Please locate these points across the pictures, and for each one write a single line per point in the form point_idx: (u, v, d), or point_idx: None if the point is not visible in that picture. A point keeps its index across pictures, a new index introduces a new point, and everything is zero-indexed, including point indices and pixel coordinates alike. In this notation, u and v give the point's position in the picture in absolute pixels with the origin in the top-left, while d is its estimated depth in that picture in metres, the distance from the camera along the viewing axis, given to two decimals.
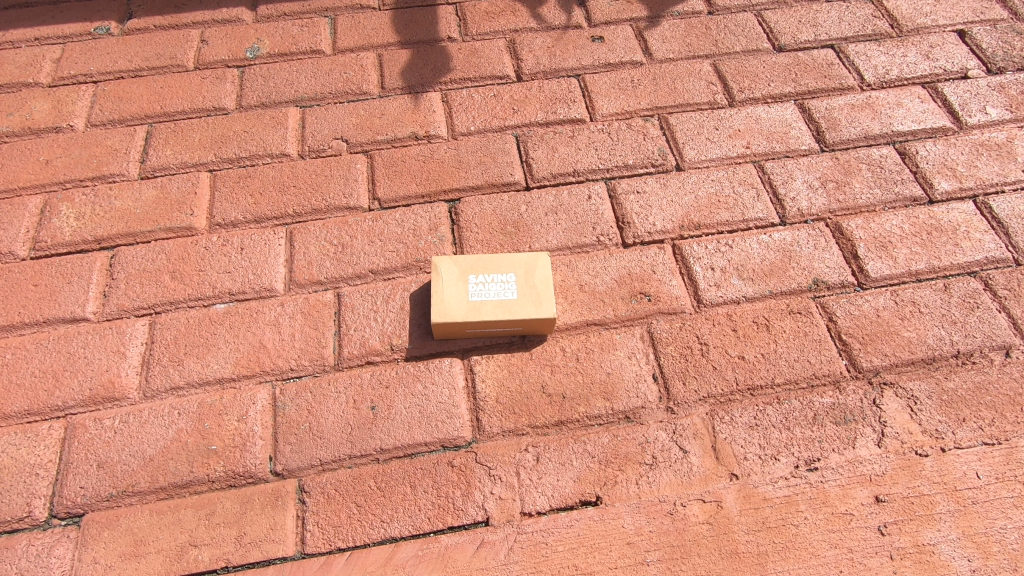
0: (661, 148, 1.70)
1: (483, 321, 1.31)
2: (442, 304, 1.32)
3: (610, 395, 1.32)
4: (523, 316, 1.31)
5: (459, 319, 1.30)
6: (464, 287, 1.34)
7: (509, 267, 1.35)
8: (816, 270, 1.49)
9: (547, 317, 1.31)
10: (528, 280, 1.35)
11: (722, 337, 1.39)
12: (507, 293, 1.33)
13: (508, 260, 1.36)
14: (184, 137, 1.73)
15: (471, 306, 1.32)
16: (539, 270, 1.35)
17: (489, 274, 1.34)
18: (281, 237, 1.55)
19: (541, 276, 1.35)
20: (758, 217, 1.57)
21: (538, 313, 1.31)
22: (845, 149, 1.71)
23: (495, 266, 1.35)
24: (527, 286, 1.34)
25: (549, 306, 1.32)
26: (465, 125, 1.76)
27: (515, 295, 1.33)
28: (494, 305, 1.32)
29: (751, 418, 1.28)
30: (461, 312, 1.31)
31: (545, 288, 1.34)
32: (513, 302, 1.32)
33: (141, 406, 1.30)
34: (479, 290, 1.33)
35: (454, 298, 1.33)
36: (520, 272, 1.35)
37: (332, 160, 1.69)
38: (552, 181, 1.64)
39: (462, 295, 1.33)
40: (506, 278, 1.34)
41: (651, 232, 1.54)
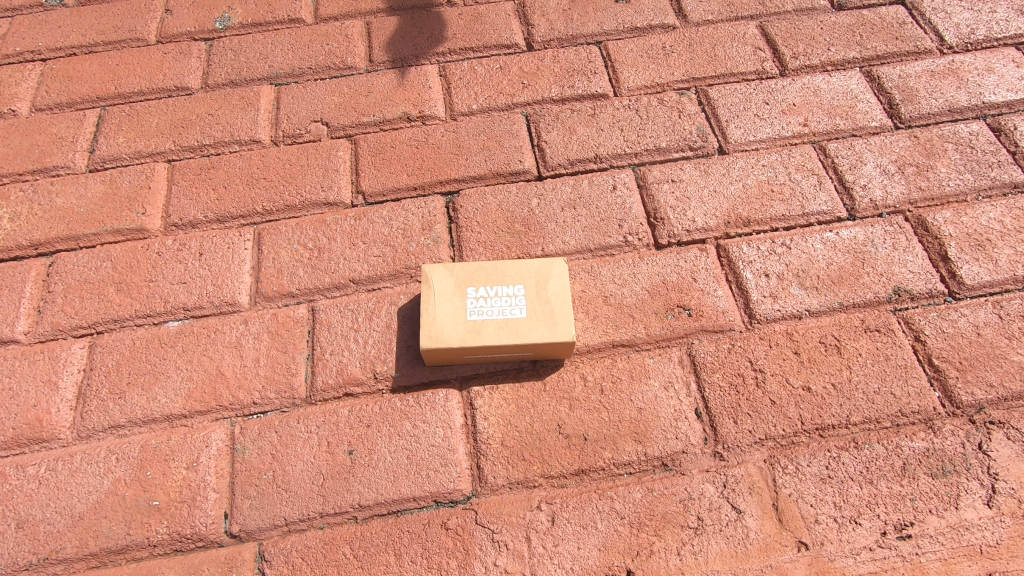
0: (700, 127, 1.42)
1: (483, 348, 1.05)
2: (434, 325, 1.07)
3: (642, 437, 1.06)
4: (534, 339, 1.06)
5: (456, 346, 1.05)
6: (461, 303, 1.08)
7: (517, 277, 1.10)
8: (895, 276, 1.20)
9: (564, 343, 1.06)
10: (539, 294, 1.09)
11: (781, 363, 1.12)
12: (514, 310, 1.08)
13: (515, 269, 1.11)
14: (138, 122, 1.48)
15: (470, 328, 1.06)
16: (553, 280, 1.10)
17: (493, 286, 1.09)
18: (247, 240, 1.30)
19: (556, 286, 1.09)
20: (821, 211, 1.29)
21: (552, 338, 1.06)
22: (924, 125, 1.41)
23: (500, 277, 1.10)
24: (539, 302, 1.09)
25: (565, 326, 1.07)
26: (466, 103, 1.49)
27: (525, 312, 1.07)
28: (499, 326, 1.07)
29: (822, 469, 1.02)
30: (459, 336, 1.06)
31: (562, 303, 1.08)
32: (521, 322, 1.07)
33: (73, 450, 1.08)
34: (479, 307, 1.08)
35: (449, 318, 1.07)
36: (531, 284, 1.10)
37: (309, 147, 1.44)
38: (569, 169, 1.37)
39: (459, 313, 1.08)
40: (513, 290, 1.09)
41: (690, 230, 1.27)
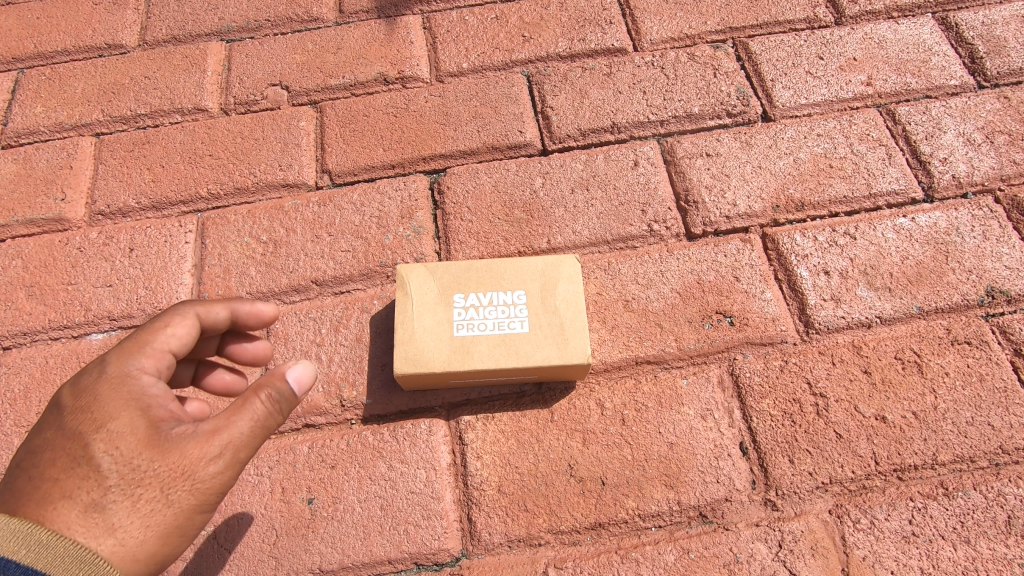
0: (739, 88, 1.16)
1: (475, 371, 0.83)
2: (412, 342, 0.84)
3: (676, 481, 0.85)
4: (539, 359, 0.83)
5: (441, 368, 0.83)
6: (447, 313, 0.86)
7: (518, 279, 0.88)
8: (987, 272, 0.97)
9: (578, 363, 0.83)
10: (546, 301, 0.86)
11: (848, 385, 0.89)
12: (514, 321, 0.85)
13: (515, 270, 0.88)
14: (62, 87, 1.23)
15: (458, 346, 0.84)
16: (562, 283, 0.87)
17: (487, 292, 0.87)
18: (188, 231, 1.07)
19: (566, 291, 0.87)
20: (891, 191, 1.04)
21: (563, 358, 0.83)
22: (1014, 83, 1.15)
23: (496, 280, 0.88)
24: (544, 312, 0.86)
25: (578, 344, 0.84)
26: (455, 61, 1.23)
27: (527, 325, 0.85)
28: (495, 343, 0.84)
29: (904, 524, 0.81)
30: (444, 356, 0.83)
31: (574, 312, 0.86)
32: (523, 337, 0.84)
33: None
34: (470, 318, 0.85)
35: (431, 332, 0.84)
36: (534, 289, 0.87)
37: (265, 116, 1.19)
38: (580, 141, 1.12)
39: (444, 326, 0.85)
40: (513, 297, 0.87)
41: (730, 217, 1.03)
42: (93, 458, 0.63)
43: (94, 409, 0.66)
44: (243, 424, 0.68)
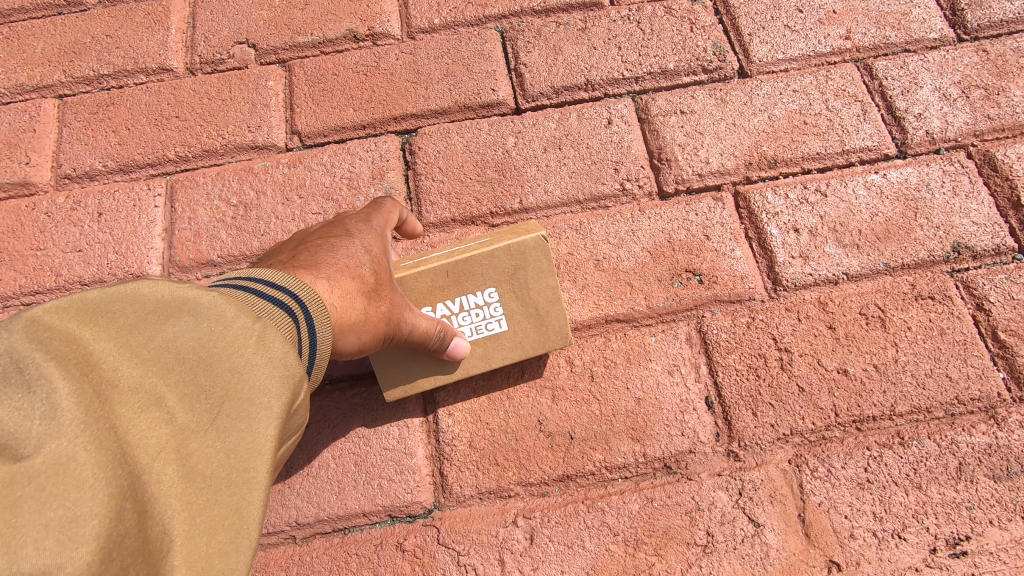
0: (716, 43, 1.14)
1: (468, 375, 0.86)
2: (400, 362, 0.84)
3: (641, 434, 0.87)
4: (523, 353, 0.86)
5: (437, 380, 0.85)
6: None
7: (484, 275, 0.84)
8: (955, 229, 0.98)
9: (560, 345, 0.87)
10: (519, 296, 0.85)
11: (812, 340, 0.91)
12: (491, 321, 0.85)
13: (479, 267, 0.84)
14: (21, 47, 1.19)
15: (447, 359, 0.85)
16: (531, 272, 0.84)
17: (456, 296, 0.84)
18: (156, 195, 1.06)
19: (535, 278, 0.84)
20: (865, 147, 1.04)
21: (546, 344, 0.86)
22: (993, 36, 1.14)
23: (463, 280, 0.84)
24: (519, 307, 0.85)
25: (556, 331, 0.86)
26: (427, 17, 1.20)
27: (507, 323, 0.85)
28: (480, 347, 0.85)
29: (859, 472, 0.84)
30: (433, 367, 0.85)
31: (548, 298, 0.85)
32: (506, 335, 0.86)
33: None
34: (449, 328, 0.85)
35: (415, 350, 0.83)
36: (504, 284, 0.84)
37: (232, 76, 1.16)
38: (553, 100, 1.11)
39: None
40: (485, 296, 0.84)
41: (702, 175, 1.03)
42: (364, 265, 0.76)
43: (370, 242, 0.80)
44: (428, 323, 0.80)
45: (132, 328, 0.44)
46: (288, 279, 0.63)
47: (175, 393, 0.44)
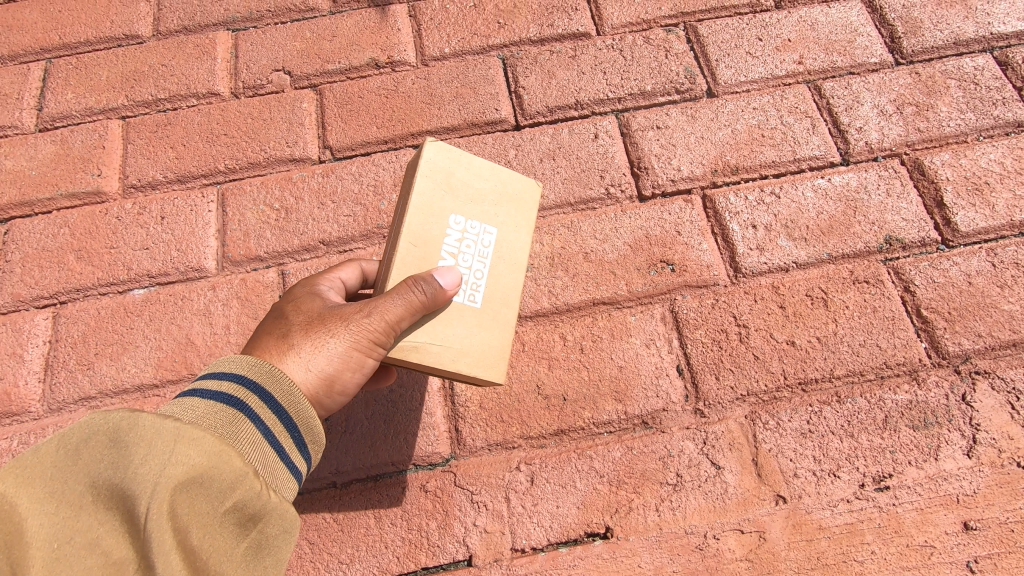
0: (688, 67, 1.33)
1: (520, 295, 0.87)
2: (455, 355, 0.81)
3: (623, 395, 1.05)
4: (521, 219, 0.89)
5: (508, 321, 0.86)
6: (453, 306, 0.83)
7: (439, 218, 0.84)
8: (888, 224, 1.16)
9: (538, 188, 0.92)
10: (476, 202, 0.87)
11: (766, 317, 1.09)
12: (483, 234, 0.86)
13: (423, 215, 0.83)
14: (88, 75, 1.38)
15: (491, 302, 0.85)
16: (453, 176, 0.86)
17: (439, 253, 0.83)
18: (210, 201, 1.24)
19: (472, 181, 0.87)
20: (813, 156, 1.22)
21: (532, 201, 0.91)
22: (926, 60, 1.32)
23: (430, 240, 0.84)
24: (481, 204, 0.87)
25: (516, 187, 0.90)
26: (438, 46, 1.38)
27: (496, 222, 0.88)
28: (501, 261, 0.87)
29: (803, 424, 1.01)
30: (490, 325, 0.84)
31: (494, 180, 0.89)
32: (503, 233, 0.88)
33: (46, 422, 1.07)
34: (468, 282, 0.84)
35: (456, 323, 0.83)
36: (456, 205, 0.85)
37: (271, 99, 1.34)
38: (548, 117, 1.29)
39: (462, 312, 0.83)
40: (454, 228, 0.85)
41: (675, 180, 1.21)
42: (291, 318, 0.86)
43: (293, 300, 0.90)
44: (397, 300, 0.77)
45: (60, 493, 0.53)
46: (232, 389, 0.70)
47: (109, 531, 0.52)
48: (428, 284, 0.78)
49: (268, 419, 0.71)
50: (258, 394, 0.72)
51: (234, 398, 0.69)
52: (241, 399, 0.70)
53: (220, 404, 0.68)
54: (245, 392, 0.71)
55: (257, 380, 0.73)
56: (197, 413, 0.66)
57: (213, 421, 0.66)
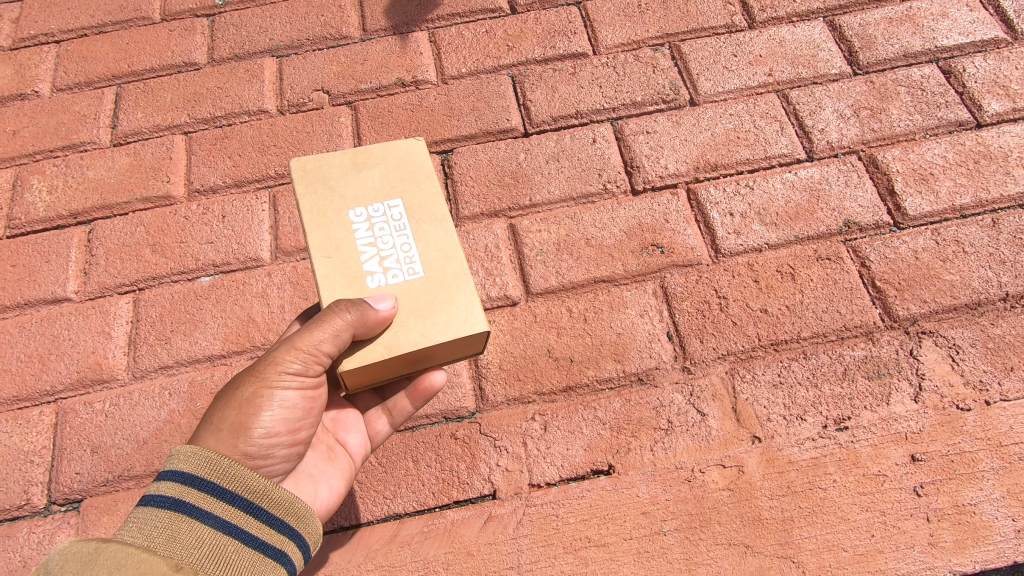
0: (673, 81, 1.53)
1: (458, 242, 0.95)
2: (422, 331, 0.88)
3: (621, 357, 1.23)
4: (420, 174, 1.00)
5: (460, 271, 0.93)
6: (400, 288, 0.91)
7: (343, 219, 0.95)
8: (847, 210, 1.35)
9: (421, 142, 1.02)
10: (370, 192, 0.97)
11: (743, 290, 1.27)
12: (392, 210, 0.96)
13: (322, 221, 0.94)
14: (154, 98, 1.60)
15: (430, 265, 0.93)
16: (328, 181, 0.98)
17: (357, 244, 0.93)
18: (263, 202, 1.44)
19: (360, 178, 0.98)
20: (782, 154, 1.42)
21: (424, 157, 1.01)
22: (880, 71, 1.52)
23: (342, 243, 0.94)
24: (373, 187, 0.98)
25: (392, 156, 1.01)
26: (456, 67, 1.60)
27: (398, 197, 0.98)
28: (420, 222, 0.96)
29: (775, 376, 1.19)
30: (445, 287, 0.92)
31: (379, 166, 0.99)
32: (409, 201, 0.97)
33: (131, 388, 1.26)
34: (399, 258, 0.93)
35: (405, 298, 0.90)
36: (351, 203, 0.96)
37: (313, 115, 1.55)
38: (553, 125, 1.49)
39: (412, 287, 0.91)
40: (359, 219, 0.95)
41: (663, 176, 1.41)
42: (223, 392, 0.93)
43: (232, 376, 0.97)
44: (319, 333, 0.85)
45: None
46: (175, 489, 0.80)
47: None
48: (357, 306, 0.84)
49: (217, 510, 0.81)
50: (203, 489, 0.81)
51: (177, 500, 0.79)
52: (186, 499, 0.79)
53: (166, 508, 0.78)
54: (189, 489, 0.80)
55: (202, 473, 0.82)
56: (145, 524, 0.76)
57: (157, 531, 0.76)
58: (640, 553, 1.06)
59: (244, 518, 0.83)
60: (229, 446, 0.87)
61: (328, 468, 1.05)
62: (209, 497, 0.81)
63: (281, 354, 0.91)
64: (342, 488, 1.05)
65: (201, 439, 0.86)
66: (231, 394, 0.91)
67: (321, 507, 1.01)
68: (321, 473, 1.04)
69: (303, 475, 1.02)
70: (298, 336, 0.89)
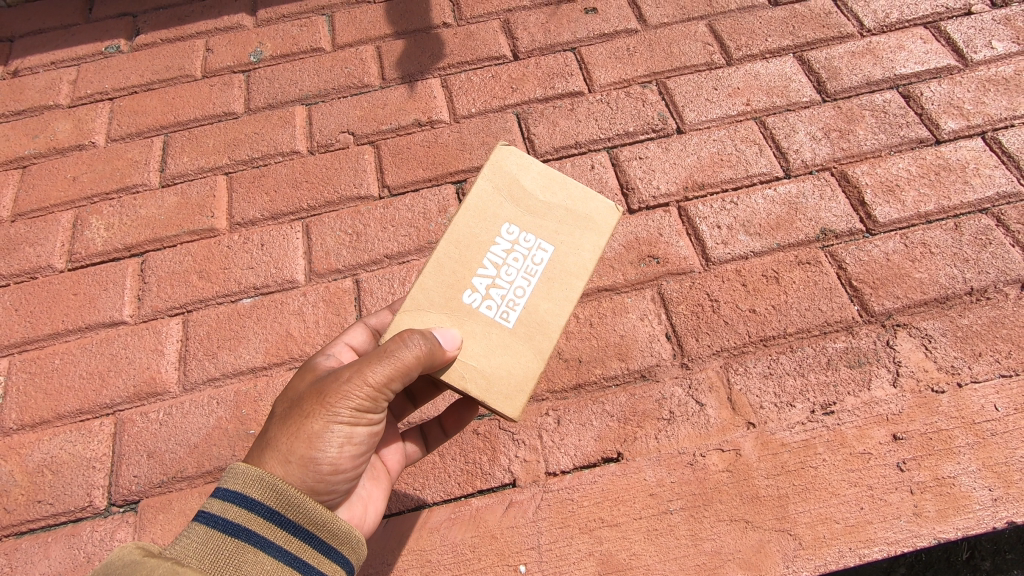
0: (661, 113, 1.71)
1: (562, 323, 1.04)
2: (471, 374, 0.99)
3: (625, 356, 1.35)
4: (587, 242, 1.09)
5: (542, 350, 1.02)
6: (486, 318, 1.03)
7: (496, 224, 1.08)
8: (822, 220, 1.49)
9: (615, 215, 1.11)
10: (535, 220, 1.09)
11: (732, 293, 1.41)
12: (538, 251, 1.08)
13: (486, 221, 1.08)
14: (198, 144, 1.79)
15: (523, 322, 1.04)
16: (521, 189, 1.10)
17: (485, 256, 1.06)
18: (297, 231, 1.61)
19: (543, 203, 1.10)
20: (762, 172, 1.58)
21: (605, 229, 1.10)
22: (847, 97, 1.70)
23: (479, 243, 1.07)
24: (544, 220, 1.09)
25: (586, 208, 1.11)
26: (466, 107, 1.79)
27: (553, 244, 1.08)
28: (549, 278, 1.06)
29: (765, 368, 1.31)
30: (519, 350, 1.02)
31: (567, 207, 1.10)
32: (558, 254, 1.08)
33: (182, 399, 1.39)
34: (506, 297, 1.04)
35: (488, 334, 1.02)
36: (516, 218, 1.09)
37: (340, 154, 1.74)
38: (555, 155, 1.67)
39: (493, 326, 1.03)
40: (508, 236, 1.07)
41: (656, 196, 1.56)
42: (285, 415, 0.97)
43: (288, 398, 1.01)
44: (387, 365, 0.94)
45: None
46: (240, 515, 0.84)
47: None
48: (428, 340, 0.95)
49: (277, 538, 0.85)
50: (266, 519, 0.86)
51: (242, 528, 0.83)
52: (249, 526, 0.84)
53: (231, 534, 0.82)
54: (252, 516, 0.85)
55: (266, 500, 0.86)
56: (211, 547, 0.80)
57: (221, 558, 0.80)
58: (649, 530, 1.17)
59: (300, 546, 0.87)
60: (296, 478, 0.91)
61: (375, 490, 1.14)
62: (272, 527, 0.86)
63: (349, 387, 0.95)
64: (385, 508, 1.15)
65: (269, 467, 0.90)
66: (297, 426, 0.94)
67: (369, 526, 1.11)
68: (368, 494, 1.13)
69: (356, 500, 1.11)
70: (367, 367, 0.95)
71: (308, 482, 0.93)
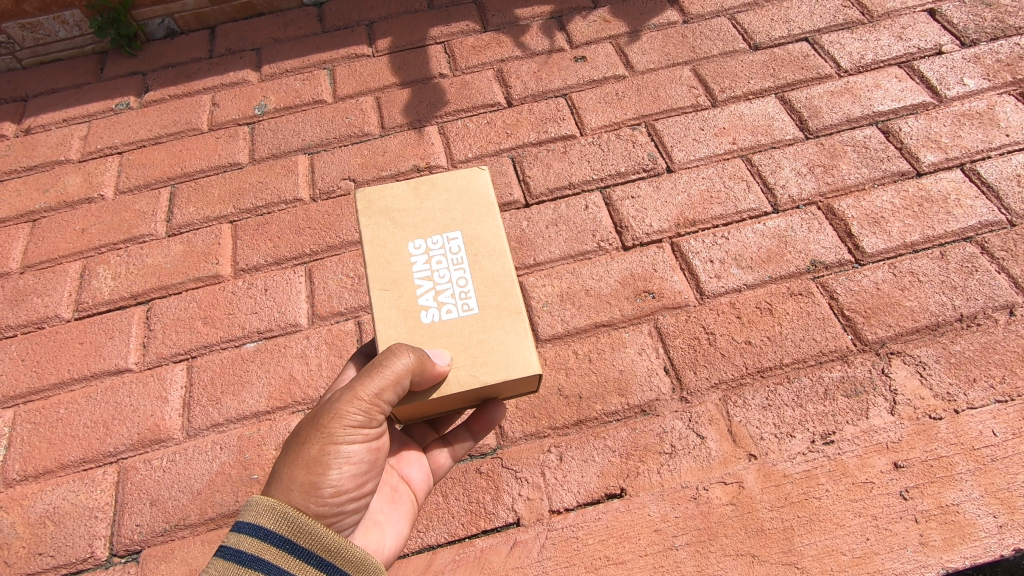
0: (650, 153, 1.78)
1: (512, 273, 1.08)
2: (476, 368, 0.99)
3: (624, 391, 1.37)
4: (481, 209, 1.13)
5: (515, 307, 1.04)
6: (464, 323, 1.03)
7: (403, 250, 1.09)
8: (812, 252, 1.54)
9: (482, 175, 1.17)
10: (429, 224, 1.11)
11: (728, 325, 1.44)
12: (451, 242, 1.10)
13: (388, 249, 1.09)
14: (204, 194, 1.85)
15: (485, 303, 1.05)
16: (393, 212, 1.12)
17: (415, 275, 1.07)
18: (300, 275, 1.65)
19: (423, 211, 1.12)
20: (751, 208, 1.63)
21: (485, 187, 1.15)
22: (828, 134, 1.77)
23: (401, 271, 1.07)
24: (432, 218, 1.12)
25: (453, 191, 1.15)
26: (463, 153, 1.86)
27: (458, 228, 1.11)
28: (475, 255, 1.09)
29: (763, 400, 1.32)
30: (499, 324, 1.03)
31: (445, 199, 1.13)
32: (467, 230, 1.11)
33: (185, 445, 1.40)
34: (455, 292, 1.06)
35: (471, 336, 1.02)
36: (413, 234, 1.10)
37: (342, 200, 1.79)
38: (550, 196, 1.72)
39: (468, 321, 1.03)
40: (419, 248, 1.09)
41: (649, 233, 1.61)
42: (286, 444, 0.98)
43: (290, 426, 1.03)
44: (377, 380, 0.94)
45: None
46: (253, 546, 0.85)
47: None
48: (416, 352, 0.95)
49: (292, 566, 0.85)
50: (279, 547, 0.86)
51: (255, 557, 0.84)
52: (261, 555, 0.84)
53: (246, 564, 0.83)
54: (265, 546, 0.85)
55: (278, 530, 0.87)
56: None
57: None
58: (655, 567, 1.16)
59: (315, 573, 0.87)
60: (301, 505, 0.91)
61: (393, 513, 1.14)
62: (286, 555, 0.86)
63: (341, 406, 0.96)
64: (405, 529, 1.14)
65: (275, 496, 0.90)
66: (295, 454, 0.94)
67: (390, 550, 1.11)
68: (386, 518, 1.13)
69: (371, 524, 1.10)
70: (359, 383, 0.96)
71: (313, 508, 0.93)
